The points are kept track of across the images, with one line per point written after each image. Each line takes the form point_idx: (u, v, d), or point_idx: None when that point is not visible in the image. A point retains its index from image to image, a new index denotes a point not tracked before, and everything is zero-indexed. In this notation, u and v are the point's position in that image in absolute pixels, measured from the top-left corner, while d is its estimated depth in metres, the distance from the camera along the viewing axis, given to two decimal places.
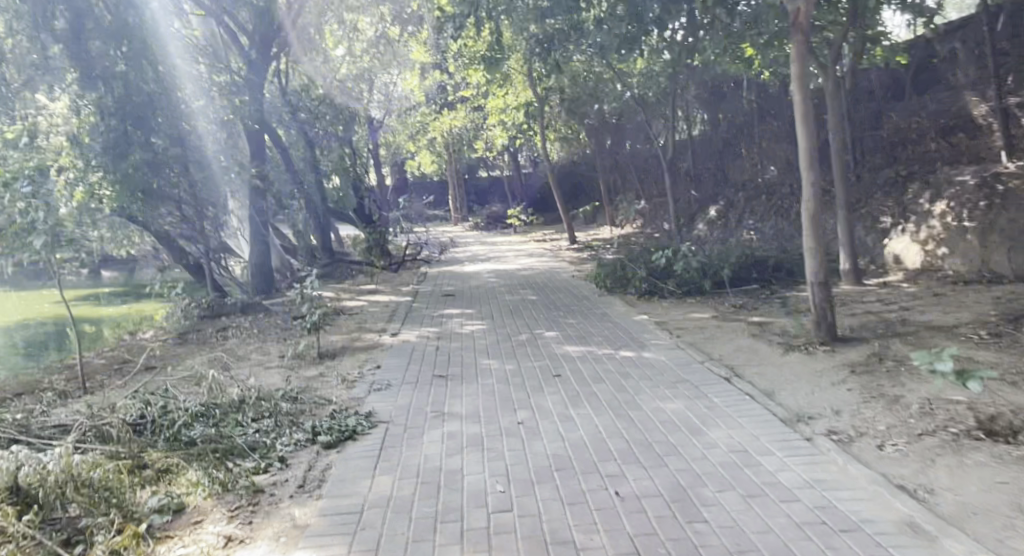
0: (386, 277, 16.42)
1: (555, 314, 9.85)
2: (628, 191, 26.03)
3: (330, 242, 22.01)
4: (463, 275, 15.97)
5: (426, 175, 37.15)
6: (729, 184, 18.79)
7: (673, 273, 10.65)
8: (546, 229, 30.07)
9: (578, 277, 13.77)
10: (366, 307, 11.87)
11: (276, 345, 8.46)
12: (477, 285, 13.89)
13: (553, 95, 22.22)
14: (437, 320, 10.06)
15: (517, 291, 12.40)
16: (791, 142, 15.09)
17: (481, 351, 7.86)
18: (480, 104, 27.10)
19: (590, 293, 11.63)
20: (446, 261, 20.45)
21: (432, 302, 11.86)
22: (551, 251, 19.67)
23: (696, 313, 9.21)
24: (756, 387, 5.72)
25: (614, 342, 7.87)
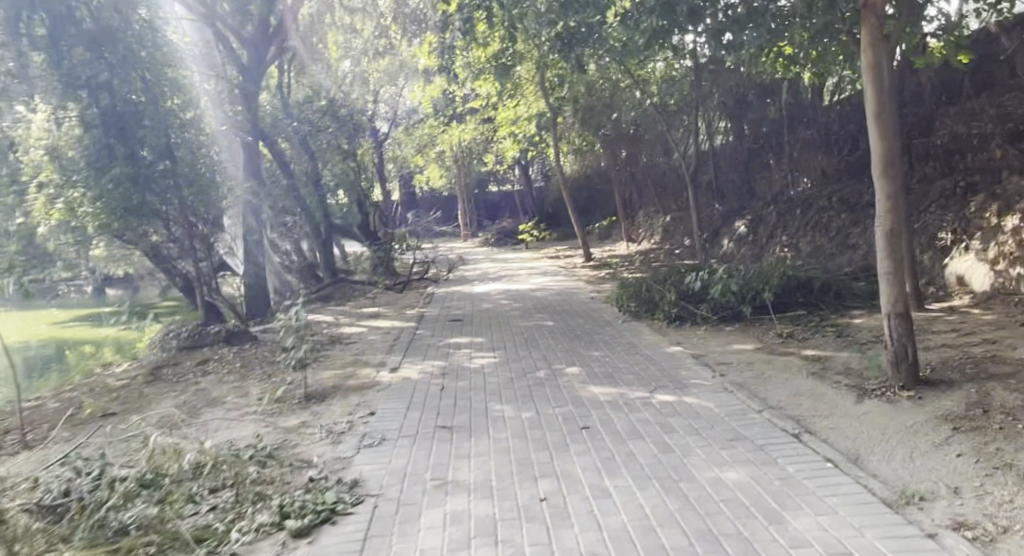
0: (391, 299, 15.37)
1: (576, 345, 8.76)
2: (644, 205, 24.96)
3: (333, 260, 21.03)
4: (474, 296, 14.92)
5: (435, 190, 36.23)
6: (755, 197, 17.70)
7: (707, 297, 9.51)
8: (559, 245, 29.02)
9: (597, 299, 12.67)
10: (367, 334, 10.82)
11: (259, 383, 7.43)
12: (488, 308, 12.83)
13: (566, 105, 21.29)
14: (443, 351, 8.99)
15: (531, 315, 11.31)
16: (826, 152, 13.97)
17: (492, 393, 6.75)
18: (490, 116, 26.22)
19: (611, 319, 10.52)
20: (455, 280, 19.43)
21: (438, 329, 10.79)
22: (565, 270, 18.57)
23: (736, 345, 8.07)
24: (835, 449, 4.58)
25: (647, 382, 6.74)
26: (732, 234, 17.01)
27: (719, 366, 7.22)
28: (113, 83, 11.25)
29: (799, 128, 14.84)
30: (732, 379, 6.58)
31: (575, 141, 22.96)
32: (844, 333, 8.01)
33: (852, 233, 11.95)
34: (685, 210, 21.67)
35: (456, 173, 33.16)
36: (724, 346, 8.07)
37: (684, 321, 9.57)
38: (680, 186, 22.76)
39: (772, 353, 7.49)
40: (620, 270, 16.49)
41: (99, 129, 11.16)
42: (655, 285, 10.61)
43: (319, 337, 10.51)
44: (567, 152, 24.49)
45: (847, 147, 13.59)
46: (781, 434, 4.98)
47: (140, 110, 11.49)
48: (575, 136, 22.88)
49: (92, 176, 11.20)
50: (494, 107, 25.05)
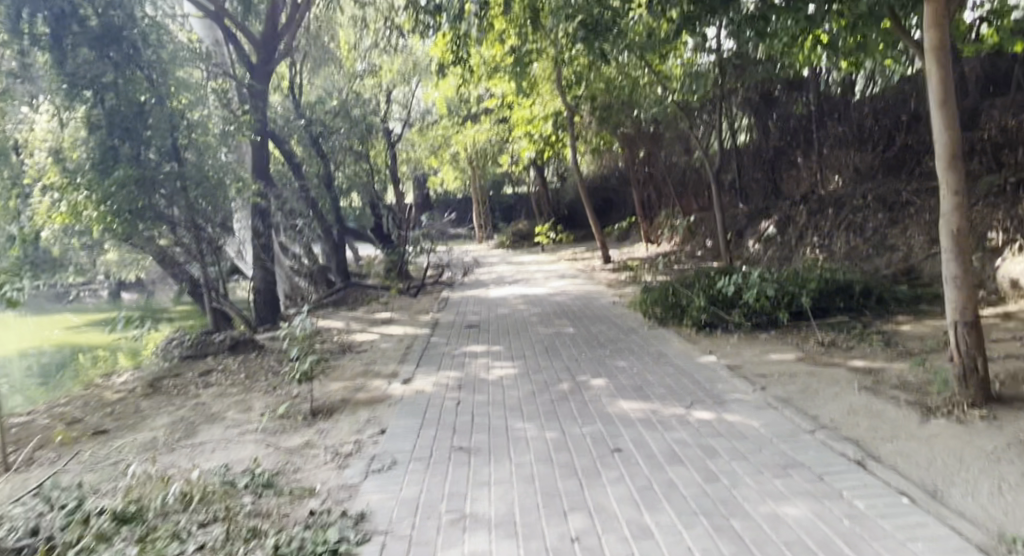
0: (405, 303, 14.90)
1: (601, 354, 8.20)
2: (664, 206, 24.36)
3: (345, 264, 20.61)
4: (490, 300, 14.42)
5: (449, 192, 35.82)
6: (780, 197, 17.06)
7: (739, 303, 8.93)
8: (577, 247, 28.45)
9: (619, 304, 12.09)
10: (379, 341, 10.32)
11: (263, 397, 6.95)
12: (506, 313, 12.31)
13: (584, 103, 20.77)
14: (459, 361, 8.46)
15: (550, 321, 10.77)
16: (859, 149, 13.35)
17: (513, 409, 6.22)
18: (505, 116, 25.76)
19: (636, 326, 9.95)
20: (471, 284, 18.96)
21: (454, 337, 10.27)
22: (584, 273, 18.01)
23: (775, 354, 7.48)
24: (908, 480, 4.00)
25: (682, 396, 6.19)
26: (758, 235, 16.38)
27: (759, 378, 6.64)
28: (118, 84, 10.75)
29: (828, 124, 14.23)
30: (776, 395, 6.00)
31: (592, 140, 22.43)
32: (892, 342, 7.41)
33: (890, 234, 11.32)
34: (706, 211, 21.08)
35: (471, 175, 32.72)
36: (762, 355, 7.49)
37: (715, 328, 8.99)
38: (701, 186, 22.15)
39: (815, 365, 6.91)
40: (641, 273, 15.90)
41: (102, 130, 10.71)
42: (682, 290, 10.03)
43: (330, 346, 10.03)
44: (584, 152, 23.97)
45: (881, 144, 12.97)
46: (842, 460, 4.41)
47: (144, 110, 11.01)
48: (592, 135, 22.35)
49: (96, 178, 10.74)
50: (509, 106, 24.58)
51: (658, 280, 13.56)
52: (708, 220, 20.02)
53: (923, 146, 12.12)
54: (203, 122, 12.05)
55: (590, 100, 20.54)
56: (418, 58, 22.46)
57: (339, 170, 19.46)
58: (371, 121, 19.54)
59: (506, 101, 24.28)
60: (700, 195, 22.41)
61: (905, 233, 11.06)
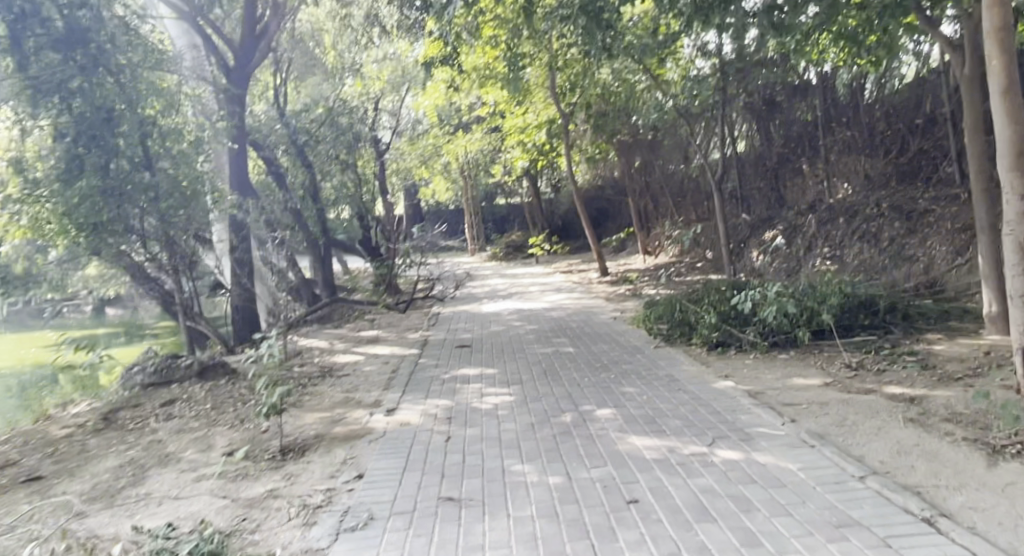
0: (393, 320, 14.15)
1: (606, 378, 7.47)
2: (661, 216, 23.73)
3: (332, 278, 19.83)
4: (483, 316, 13.68)
5: (440, 203, 35.08)
6: (784, 206, 16.41)
7: (754, 320, 8.22)
8: (572, 258, 27.73)
9: (621, 320, 11.36)
10: (363, 363, 9.53)
11: (228, 433, 6.16)
12: (500, 331, 11.54)
13: (579, 111, 20.16)
14: (450, 387, 7.68)
15: (548, 340, 10.04)
16: (870, 155, 12.73)
17: (510, 447, 5.46)
18: (498, 125, 25.13)
19: (641, 345, 9.21)
20: (462, 298, 18.21)
21: (445, 358, 9.49)
22: (581, 286, 17.27)
23: (799, 379, 6.74)
24: (996, 547, 3.27)
25: (702, 431, 5.45)
26: (762, 246, 15.70)
27: (786, 407, 5.91)
28: (85, 88, 9.85)
29: (836, 129, 13.60)
30: (809, 428, 5.26)
31: (588, 149, 21.79)
32: (928, 365, 6.69)
33: (907, 245, 10.65)
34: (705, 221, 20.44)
35: (462, 185, 32.03)
36: (785, 381, 6.76)
37: (728, 347, 8.27)
38: (699, 196, 21.50)
39: (847, 392, 6.18)
40: (642, 287, 15.18)
41: (66, 138, 9.78)
42: (691, 304, 9.33)
43: (310, 369, 9.24)
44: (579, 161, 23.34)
45: (894, 148, 12.33)
46: (907, 517, 3.68)
47: (113, 116, 10.10)
48: (588, 144, 21.72)
49: (58, 189, 9.80)
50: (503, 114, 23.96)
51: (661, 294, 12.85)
52: (709, 232, 19.32)
53: (938, 151, 11.48)
54: (178, 131, 11.22)
55: (586, 106, 19.93)
56: (407, 65, 21.83)
57: (326, 181, 18.74)
58: (359, 129, 18.85)
59: (499, 110, 23.66)
60: (699, 205, 21.75)
61: (924, 243, 10.40)
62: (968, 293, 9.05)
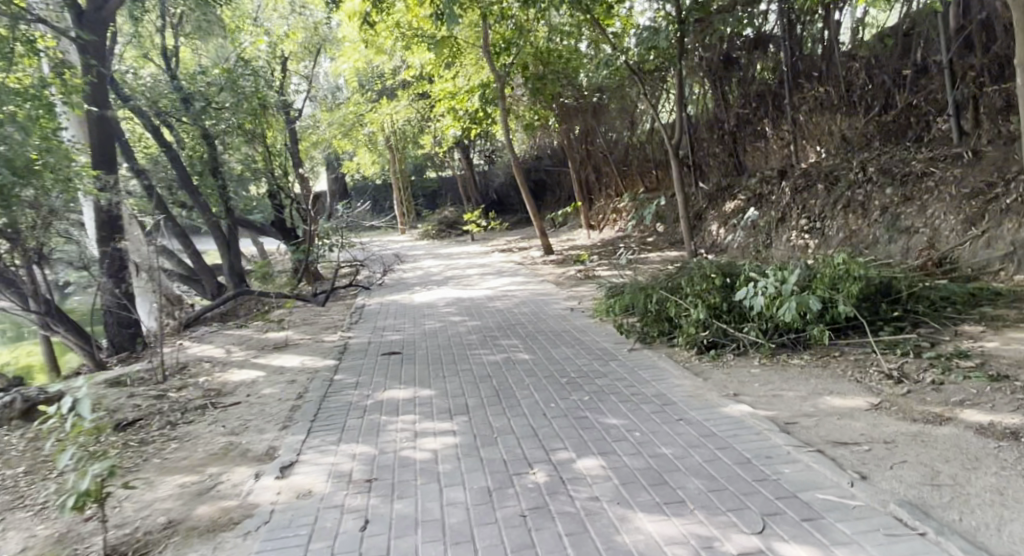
0: (310, 316, 12.05)
1: (577, 401, 5.73)
2: (606, 187, 22.17)
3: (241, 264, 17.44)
4: (416, 309, 11.75)
5: (367, 178, 32.70)
6: (744, 174, 14.94)
7: (756, 315, 6.56)
8: (509, 234, 25.88)
9: (579, 314, 9.60)
10: (263, 383, 7.46)
11: (31, 526, 4.12)
12: (436, 330, 9.59)
13: (515, 73, 18.33)
14: (372, 423, 5.75)
15: (495, 343, 8.20)
16: (849, 113, 11.29)
17: (458, 543, 3.58)
18: (426, 90, 23.03)
19: (612, 348, 7.46)
20: (392, 283, 16.18)
21: (368, 372, 7.52)
22: (524, 267, 15.49)
23: (836, 399, 5.09)
24: None
25: (741, 502, 3.69)
26: (723, 217, 14.23)
27: (842, 452, 4.21)
28: None
29: (807, 85, 12.12)
30: (897, 496, 3.57)
31: (525, 116, 19.97)
32: (997, 374, 5.13)
33: (904, 214, 9.21)
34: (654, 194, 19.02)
35: (390, 157, 29.74)
36: (816, 402, 5.10)
37: (723, 350, 6.66)
38: (646, 164, 19.94)
39: (911, 420, 4.55)
40: (594, 269, 13.48)
41: None
42: (670, 293, 7.70)
43: (192, 394, 7.14)
44: (516, 129, 21.51)
45: (876, 104, 10.90)
46: None
47: None
48: (525, 109, 19.87)
49: None
50: (430, 79, 21.91)
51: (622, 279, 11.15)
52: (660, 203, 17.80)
53: (931, 105, 10.08)
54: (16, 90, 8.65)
55: (522, 66, 18.12)
56: (321, 25, 19.53)
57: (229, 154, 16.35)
58: (265, 92, 16.47)
59: (426, 72, 21.57)
60: (646, 174, 20.21)
61: (924, 212, 8.95)
62: (988, 271, 7.64)
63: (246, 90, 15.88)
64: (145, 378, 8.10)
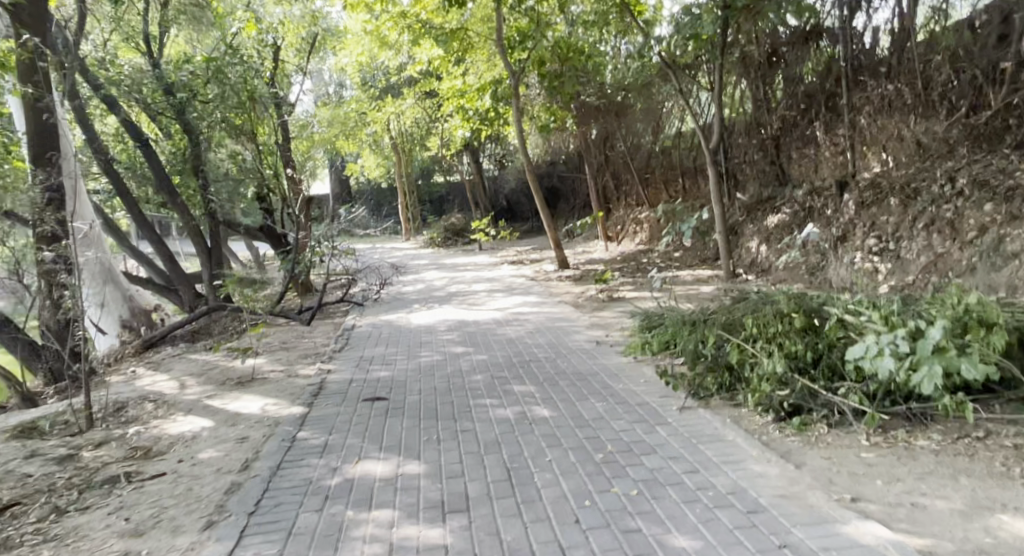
0: (291, 340, 10.44)
1: (620, 501, 4.05)
2: (627, 196, 20.56)
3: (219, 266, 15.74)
4: (413, 334, 10.12)
5: (372, 180, 31.16)
6: (787, 185, 13.25)
7: (859, 373, 4.88)
8: (520, 244, 24.25)
9: (606, 350, 7.93)
10: (207, 439, 5.83)
11: None
12: (433, 366, 7.93)
13: (530, 70, 16.83)
14: (332, 522, 4.08)
15: (507, 391, 6.53)
16: (927, 116, 9.62)
17: None
18: (434, 88, 21.49)
19: (655, 405, 5.78)
20: (391, 298, 14.57)
21: (342, 428, 5.86)
22: (538, 284, 13.85)
23: (1017, 523, 3.40)
24: None
25: None
26: (765, 233, 12.56)
27: None
28: None
29: (871, 83, 10.47)
30: None
31: (540, 116, 18.48)
32: None
33: (1010, 236, 7.50)
34: (680, 206, 17.44)
35: (396, 159, 28.21)
36: (989, 528, 3.40)
37: (811, 418, 4.98)
38: (671, 171, 18.33)
39: None
40: (619, 290, 11.86)
41: None
42: (730, 334, 6.05)
43: (110, 456, 5.53)
44: (530, 130, 19.94)
45: (962, 104, 9.19)
46: None
47: None
48: (541, 110, 18.34)
49: None
50: (439, 75, 20.36)
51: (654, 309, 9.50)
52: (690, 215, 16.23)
53: None
54: None
55: (539, 63, 16.63)
56: (324, 15, 18.06)
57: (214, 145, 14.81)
58: (257, 84, 14.94)
59: (435, 67, 20.04)
60: (670, 182, 18.59)
61: None
62: None
63: (232, 81, 14.33)
64: (65, 425, 6.50)
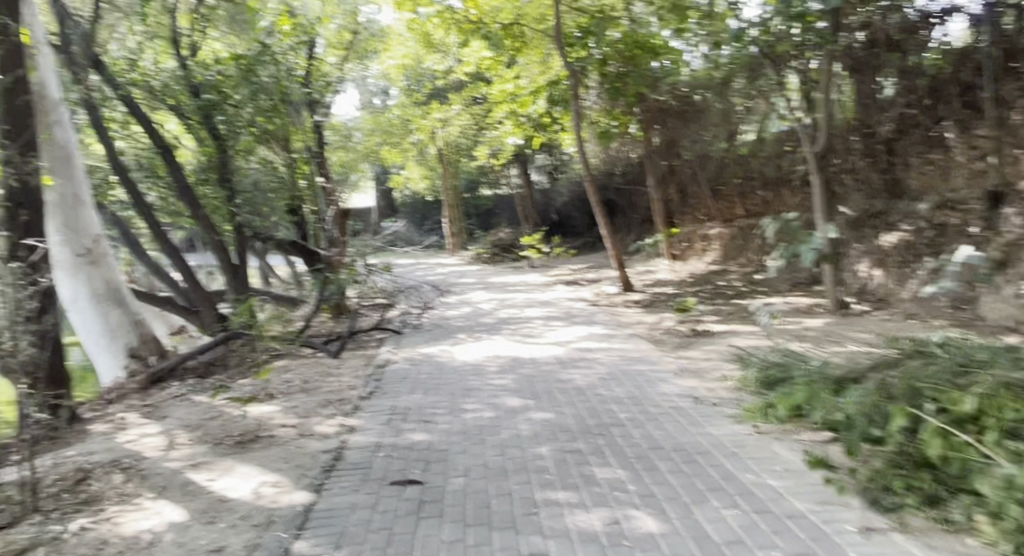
0: (316, 381, 8.81)
1: None
2: (696, 209, 18.67)
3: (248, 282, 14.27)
4: (457, 374, 8.40)
5: (416, 193, 29.72)
6: (904, 198, 11.22)
7: None
8: (574, 262, 22.46)
9: (711, 411, 5.99)
10: (168, 551, 4.10)
11: None
12: (484, 427, 6.15)
13: (591, 71, 15.25)
14: None
15: (587, 480, 4.68)
16: None
17: None
18: (483, 92, 19.97)
19: (816, 520, 3.85)
20: (433, 323, 12.91)
21: (356, 538, 4.07)
22: (601, 312, 12.01)
23: None
24: None
25: None
26: (880, 255, 10.52)
27: None
28: None
29: None
30: None
31: (599, 122, 16.88)
32: None
33: None
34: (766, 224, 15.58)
35: (441, 171, 26.76)
36: None
37: None
38: (749, 183, 16.37)
39: None
40: (702, 322, 9.97)
41: None
42: (924, 416, 4.11)
43: None
44: (587, 137, 18.26)
45: None
46: None
47: None
48: (600, 114, 16.69)
49: None
50: (488, 78, 18.80)
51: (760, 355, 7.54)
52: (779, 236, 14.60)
53: None
54: None
55: (602, 63, 15.04)
56: (365, 13, 16.68)
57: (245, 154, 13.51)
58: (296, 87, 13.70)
59: (483, 69, 18.51)
60: (747, 195, 16.67)
61: None
62: None
63: None
64: None
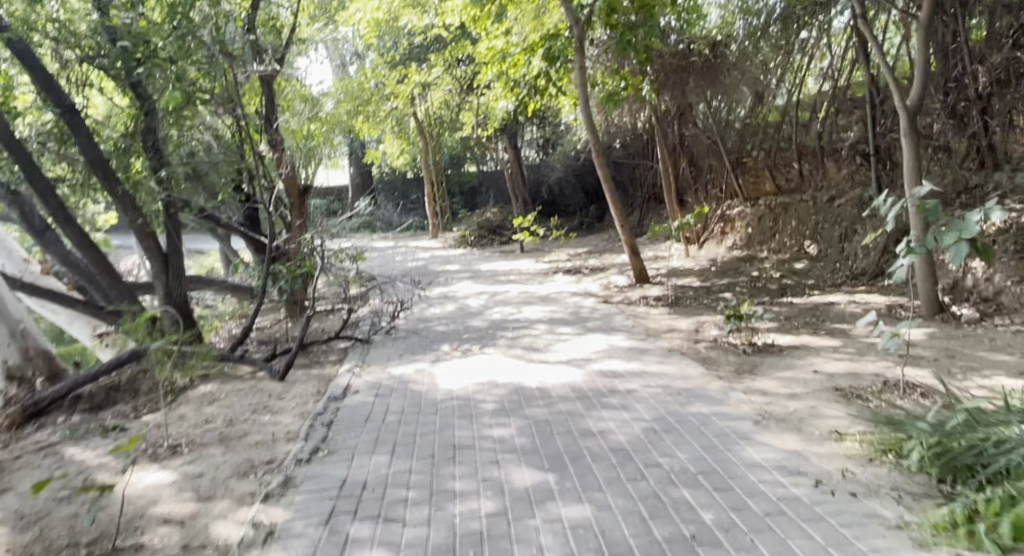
0: (243, 424, 6.37)
1: None
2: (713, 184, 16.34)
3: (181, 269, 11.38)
4: (440, 415, 5.98)
5: (395, 169, 27.05)
6: (1002, 169, 9.02)
7: None
8: (571, 246, 20.02)
9: (858, 516, 3.58)
10: None
11: None
12: (482, 542, 3.72)
13: (597, 20, 12.65)
14: None
15: None
16: None
17: None
18: (469, 51, 17.42)
19: None
20: (408, 327, 10.46)
21: None
22: (620, 314, 9.63)
23: None
24: None
25: None
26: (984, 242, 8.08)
27: None
28: None
29: None
30: None
31: (606, 83, 14.27)
32: None
33: None
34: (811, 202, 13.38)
35: (422, 144, 24.14)
36: None
37: None
38: (783, 154, 14.06)
39: None
40: (761, 333, 7.59)
41: None
42: None
43: None
44: (591, 104, 15.71)
45: None
46: None
47: None
48: (606, 75, 14.15)
49: None
50: (473, 33, 16.23)
51: (880, 401, 5.16)
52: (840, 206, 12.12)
53: None
54: None
55: (609, 10, 12.40)
56: None
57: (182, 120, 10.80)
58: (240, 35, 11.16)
59: (466, 21, 15.90)
60: (779, 167, 14.33)
61: None
62: None
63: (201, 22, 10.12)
64: None
